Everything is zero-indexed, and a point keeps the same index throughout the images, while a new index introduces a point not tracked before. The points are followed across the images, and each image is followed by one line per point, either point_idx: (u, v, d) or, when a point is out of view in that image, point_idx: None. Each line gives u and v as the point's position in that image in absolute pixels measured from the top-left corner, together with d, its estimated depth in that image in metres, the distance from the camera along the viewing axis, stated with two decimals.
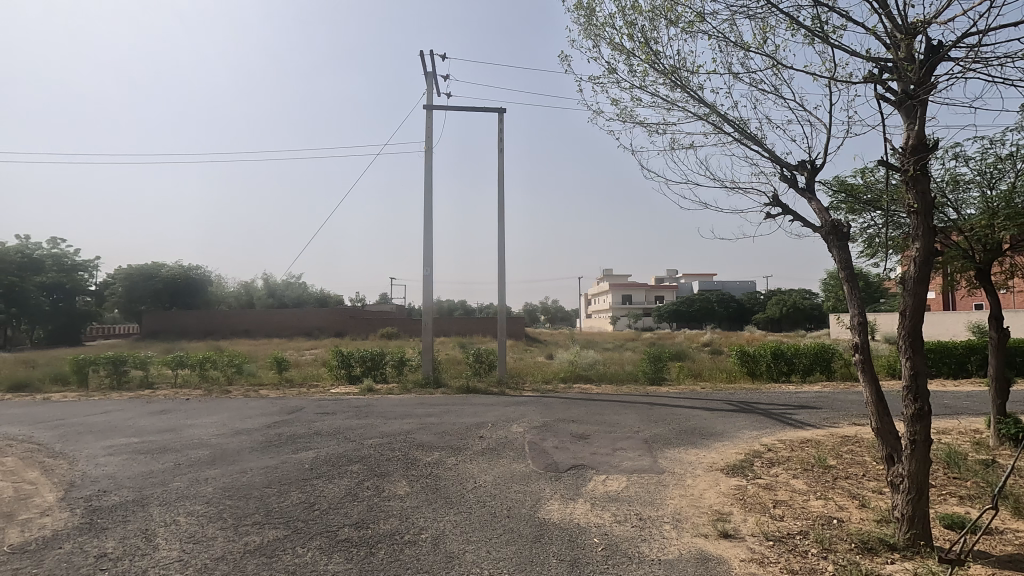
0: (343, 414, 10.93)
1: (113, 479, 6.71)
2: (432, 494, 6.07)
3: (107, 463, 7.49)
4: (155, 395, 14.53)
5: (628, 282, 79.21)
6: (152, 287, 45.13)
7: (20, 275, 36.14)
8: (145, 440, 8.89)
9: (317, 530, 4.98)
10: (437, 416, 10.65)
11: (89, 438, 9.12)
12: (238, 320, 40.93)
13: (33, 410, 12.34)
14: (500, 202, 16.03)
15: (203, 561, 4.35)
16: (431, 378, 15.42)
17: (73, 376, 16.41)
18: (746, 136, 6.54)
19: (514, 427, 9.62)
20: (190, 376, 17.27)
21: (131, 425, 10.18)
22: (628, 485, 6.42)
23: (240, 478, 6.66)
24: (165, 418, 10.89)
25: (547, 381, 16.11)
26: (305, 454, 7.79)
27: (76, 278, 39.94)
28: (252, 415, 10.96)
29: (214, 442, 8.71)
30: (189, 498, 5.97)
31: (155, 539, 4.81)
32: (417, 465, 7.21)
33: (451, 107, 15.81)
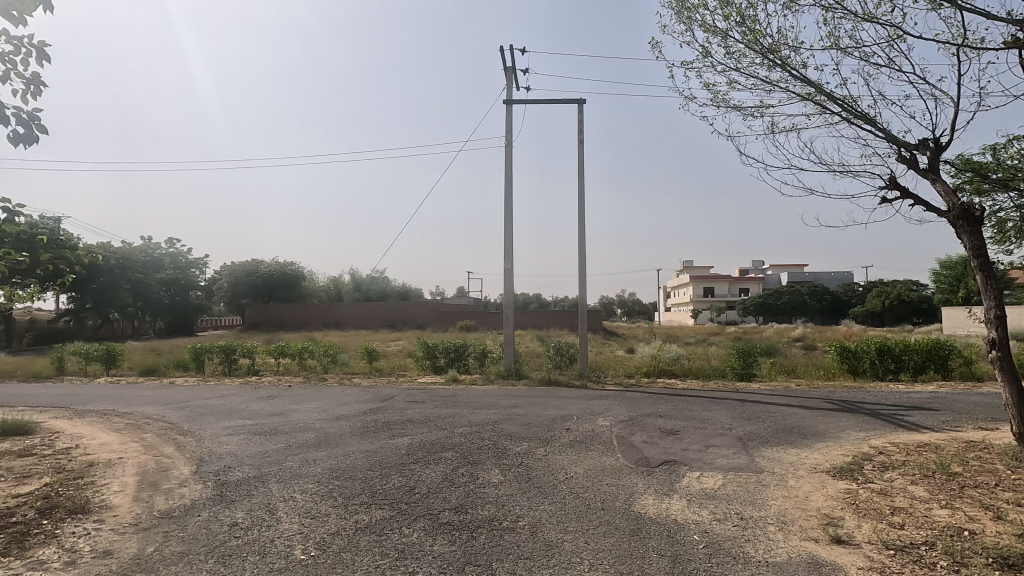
0: (432, 403, 11.38)
1: (235, 457, 7.39)
2: (525, 482, 6.18)
3: (229, 442, 8.25)
4: (261, 381, 15.79)
5: (710, 275, 76.00)
6: (253, 282, 49.84)
7: (146, 272, 40.40)
8: (257, 422, 9.70)
9: (420, 513, 5.23)
10: (522, 407, 10.83)
11: (211, 419, 10.09)
12: (328, 313, 43.44)
13: (162, 392, 13.79)
14: (581, 194, 15.98)
15: (321, 535, 4.69)
16: (513, 370, 15.66)
17: (192, 363, 18.20)
18: (856, 114, 6.10)
19: (599, 420, 9.59)
20: (290, 364, 18.57)
21: (245, 409, 11.14)
22: (724, 483, 6.21)
23: (345, 460, 7.11)
24: (273, 403, 11.81)
25: (629, 375, 15.90)
26: (401, 440, 8.18)
27: (190, 275, 44.18)
28: (350, 402, 11.63)
29: (318, 426, 9.36)
30: (302, 476, 6.46)
31: (278, 513, 5.25)
32: (507, 454, 7.36)
33: (531, 101, 15.89)
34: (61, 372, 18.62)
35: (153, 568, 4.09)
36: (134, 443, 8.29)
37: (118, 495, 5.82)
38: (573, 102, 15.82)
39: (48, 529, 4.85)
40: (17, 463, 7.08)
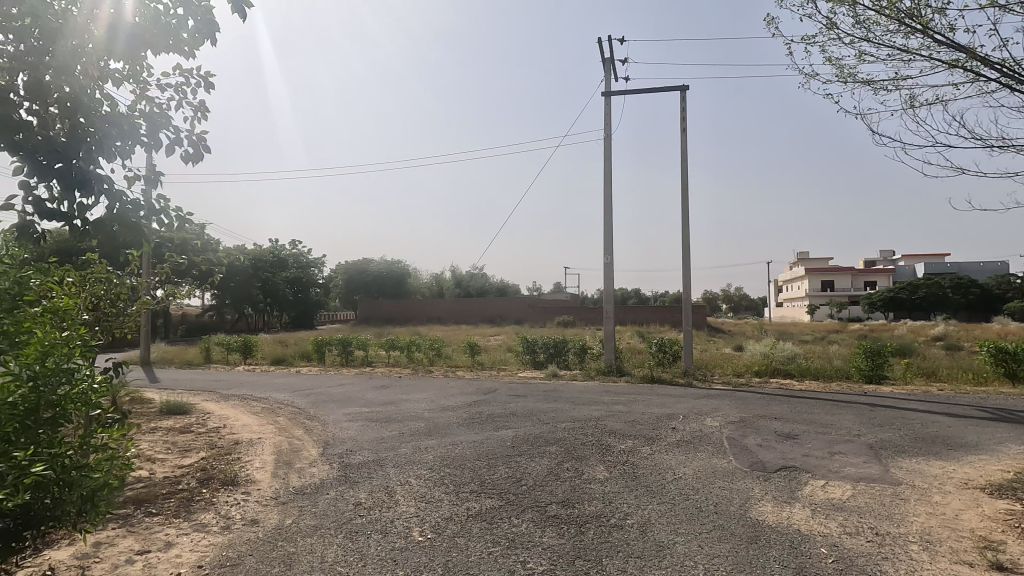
0: (534, 397, 11.53)
1: (355, 441, 7.99)
2: (631, 480, 6.09)
3: (349, 427, 8.93)
4: (374, 372, 16.90)
5: (829, 268, 69.66)
6: (364, 279, 53.39)
7: (273, 271, 44.69)
8: (373, 410, 10.40)
9: (528, 504, 5.33)
10: (624, 404, 10.65)
11: (333, 406, 10.98)
12: (431, 308, 45.42)
13: (290, 380, 15.24)
14: (684, 184, 15.33)
15: (436, 519, 4.93)
16: (613, 367, 15.42)
17: (314, 354, 19.91)
18: (1020, 79, 5.29)
19: (708, 420, 9.17)
20: (399, 357, 19.70)
21: (361, 397, 11.99)
22: (854, 494, 5.69)
23: (454, 450, 7.41)
24: (385, 392, 12.60)
25: (738, 374, 15.05)
26: (506, 432, 8.37)
27: (311, 274, 48.21)
28: (455, 394, 12.09)
29: (427, 415, 9.84)
30: (416, 463, 6.84)
31: (396, 495, 5.60)
32: (612, 451, 7.28)
33: (631, 91, 15.51)
34: (208, 360, 21.17)
35: (292, 538, 4.54)
36: (270, 425, 9.24)
37: (260, 471, 6.54)
38: (675, 89, 15.22)
39: (207, 497, 5.55)
40: (180, 438, 8.17)
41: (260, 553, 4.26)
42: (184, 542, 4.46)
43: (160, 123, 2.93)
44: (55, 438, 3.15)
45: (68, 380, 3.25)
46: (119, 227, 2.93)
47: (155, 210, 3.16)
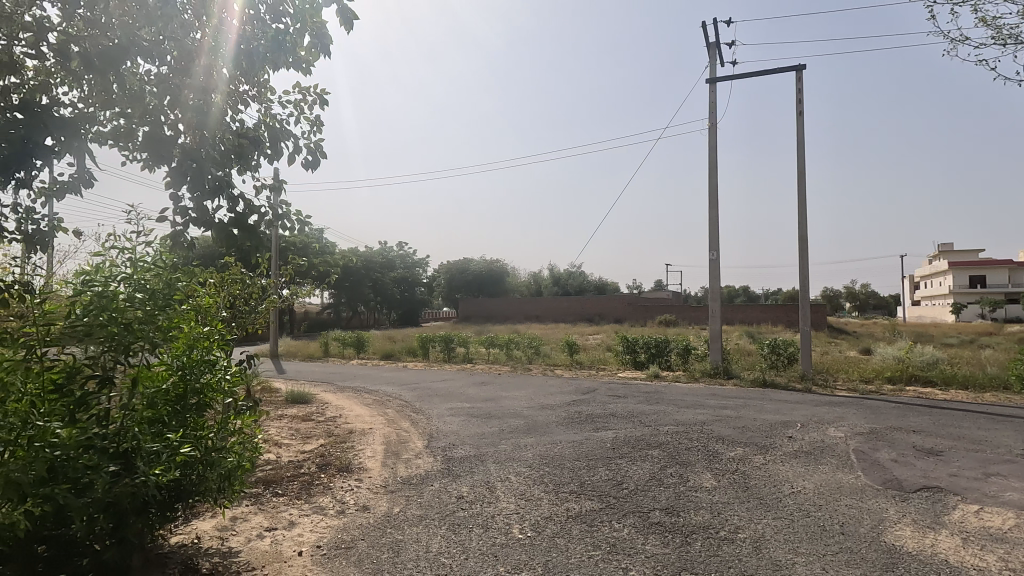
0: (634, 398, 11.20)
1: (457, 435, 8.23)
2: (743, 491, 5.70)
3: (451, 422, 9.23)
4: (475, 369, 17.37)
5: (980, 261, 60.89)
6: (465, 279, 55.15)
7: (382, 271, 47.54)
8: (474, 406, 10.67)
9: (629, 509, 5.16)
10: (733, 409, 10.02)
11: (437, 400, 11.42)
12: (529, 306, 45.87)
13: (398, 374, 16.09)
14: (801, 171, 14.12)
15: (536, 518, 4.93)
16: (721, 368, 14.58)
17: (420, 350, 20.87)
18: None
19: (830, 430, 8.36)
20: (499, 353, 20.09)
21: (463, 392, 12.36)
22: (1018, 524, 4.88)
23: (553, 448, 7.39)
24: (486, 388, 12.90)
25: (866, 380, 13.59)
26: (606, 433, 8.21)
27: (416, 273, 50.68)
28: (554, 393, 12.07)
29: (527, 413, 9.91)
30: (515, 460, 6.90)
31: (496, 491, 5.68)
32: (720, 458, 6.86)
33: (739, 76, 14.58)
34: (327, 354, 22.99)
35: (400, 526, 4.76)
36: (380, 416, 9.80)
37: (371, 460, 6.95)
38: (790, 69, 14.08)
39: (325, 481, 6.00)
40: (302, 426, 8.91)
41: (371, 538, 4.50)
42: (305, 522, 4.83)
43: (280, 134, 3.14)
44: (199, 421, 3.57)
45: (208, 370, 3.68)
46: (239, 231, 3.17)
47: (278, 215, 3.42)
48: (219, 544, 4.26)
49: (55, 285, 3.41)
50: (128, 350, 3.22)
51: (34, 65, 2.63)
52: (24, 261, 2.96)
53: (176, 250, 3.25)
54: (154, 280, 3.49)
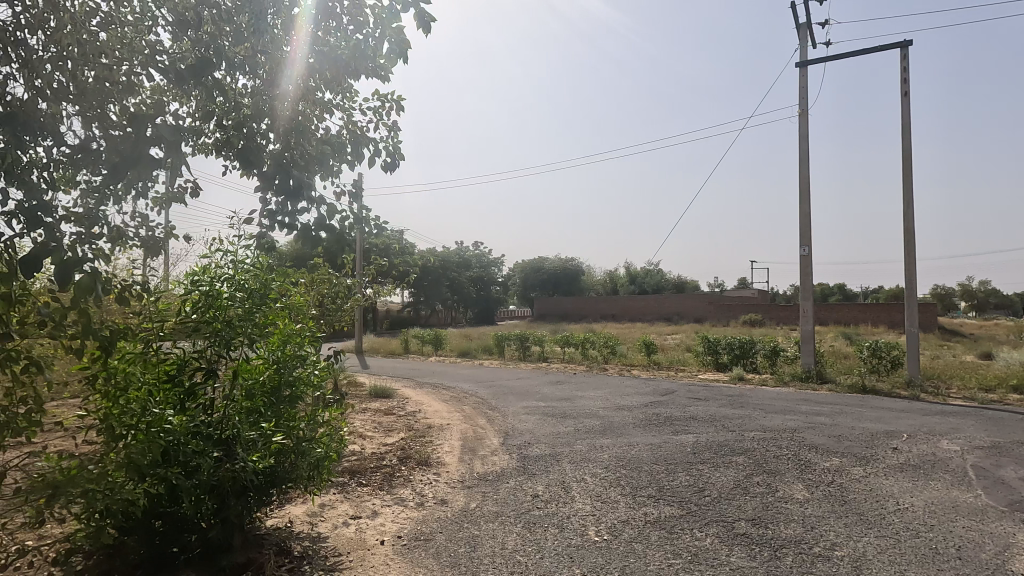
0: (717, 402, 10.71)
1: (532, 434, 8.24)
2: (839, 505, 5.27)
3: (527, 420, 9.26)
4: (550, 367, 17.35)
5: None
6: (540, 278, 55.27)
7: (459, 270, 48.65)
8: (549, 405, 10.65)
9: (712, 517, 4.93)
10: (827, 416, 9.32)
11: (512, 398, 11.51)
12: (605, 305, 45.18)
13: (474, 371, 16.40)
14: (907, 158, 12.88)
15: (612, 521, 4.82)
16: (813, 372, 13.62)
17: (496, 348, 21.15)
18: None
19: (943, 442, 7.56)
20: (575, 353, 19.94)
21: (538, 391, 12.38)
22: None
23: (630, 451, 7.22)
24: (561, 388, 12.84)
25: (987, 388, 12.17)
26: (686, 437, 7.90)
27: (491, 272, 51.42)
28: (631, 393, 11.78)
29: (603, 413, 9.75)
30: (591, 460, 6.80)
31: (571, 492, 5.63)
32: (813, 468, 6.40)
33: (833, 57, 13.55)
34: (407, 350, 23.87)
35: (477, 521, 4.83)
36: (457, 412, 10.02)
37: (449, 454, 7.11)
38: (893, 46, 12.89)
39: (406, 474, 6.21)
40: (384, 419, 9.29)
41: (449, 531, 4.60)
42: (387, 512, 5.02)
43: (361, 139, 3.26)
44: (291, 412, 3.76)
45: (300, 364, 3.89)
46: (326, 233, 3.32)
47: (360, 218, 3.56)
48: (309, 528, 4.53)
49: (168, 284, 3.71)
50: (230, 344, 3.52)
51: (151, 85, 2.89)
52: (142, 263, 3.20)
53: (270, 250, 3.41)
54: (250, 279, 3.72)
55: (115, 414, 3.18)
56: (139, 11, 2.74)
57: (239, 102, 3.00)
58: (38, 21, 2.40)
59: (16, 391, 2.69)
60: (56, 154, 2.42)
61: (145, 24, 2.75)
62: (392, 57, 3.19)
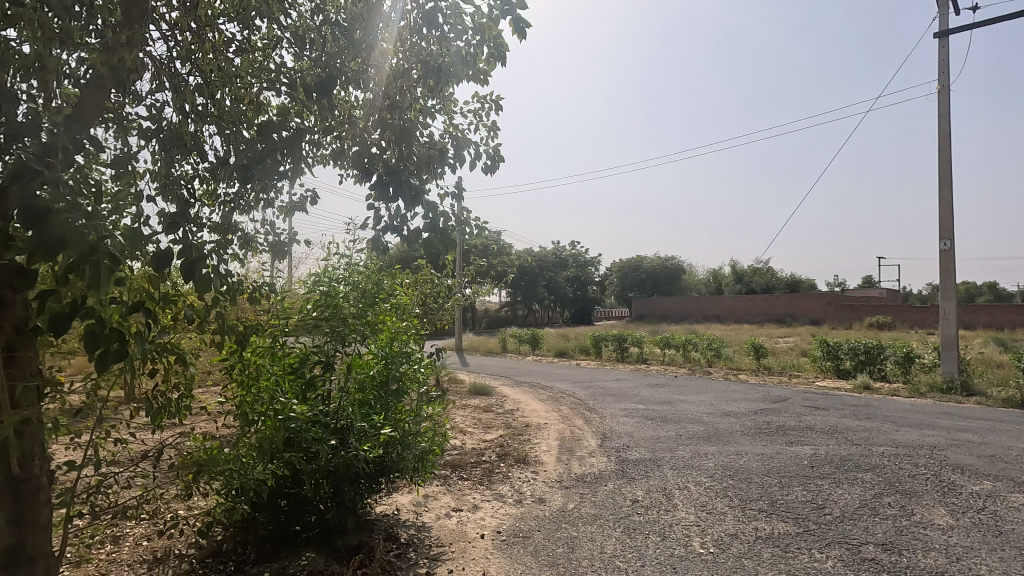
0: (838, 412, 9.78)
1: (632, 437, 8.04)
2: (993, 535, 4.59)
3: (625, 423, 9.04)
4: (649, 369, 16.82)
5: None
6: (638, 277, 53.84)
7: (556, 270, 48.67)
8: (649, 408, 10.33)
9: (833, 538, 4.50)
10: (976, 433, 8.17)
11: (610, 399, 11.31)
12: (709, 306, 43.00)
13: (571, 372, 16.31)
14: None
15: (719, 534, 4.57)
16: (957, 382, 12.01)
17: (592, 348, 20.89)
18: None
19: None
20: (676, 355, 19.16)
21: (638, 394, 12.05)
22: None
23: (738, 460, 6.80)
24: (661, 391, 12.40)
25: None
26: (802, 448, 7.30)
27: (588, 272, 50.91)
28: (738, 399, 11.08)
29: (707, 419, 9.28)
30: (695, 468, 6.49)
31: (674, 499, 5.41)
32: (958, 492, 5.63)
33: (981, 22, 11.87)
34: (505, 350, 24.30)
35: (575, 522, 4.80)
36: (554, 412, 10.01)
37: (547, 454, 7.13)
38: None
39: (504, 470, 6.32)
40: (483, 416, 9.52)
41: (547, 530, 4.61)
42: (487, 507, 5.13)
43: (463, 143, 3.36)
44: (398, 406, 3.98)
45: (406, 360, 4.10)
46: (431, 235, 3.47)
47: (461, 220, 3.67)
48: (415, 516, 4.75)
49: (292, 284, 4.07)
50: (345, 340, 3.82)
51: (277, 103, 3.14)
52: (270, 265, 3.52)
53: (380, 252, 3.62)
54: (363, 280, 3.99)
55: (248, 402, 3.51)
56: (267, 37, 2.99)
57: (352, 115, 3.18)
58: (185, 50, 2.69)
59: (170, 377, 3.08)
60: (201, 168, 2.73)
61: (271, 47, 3.00)
62: (491, 61, 3.25)
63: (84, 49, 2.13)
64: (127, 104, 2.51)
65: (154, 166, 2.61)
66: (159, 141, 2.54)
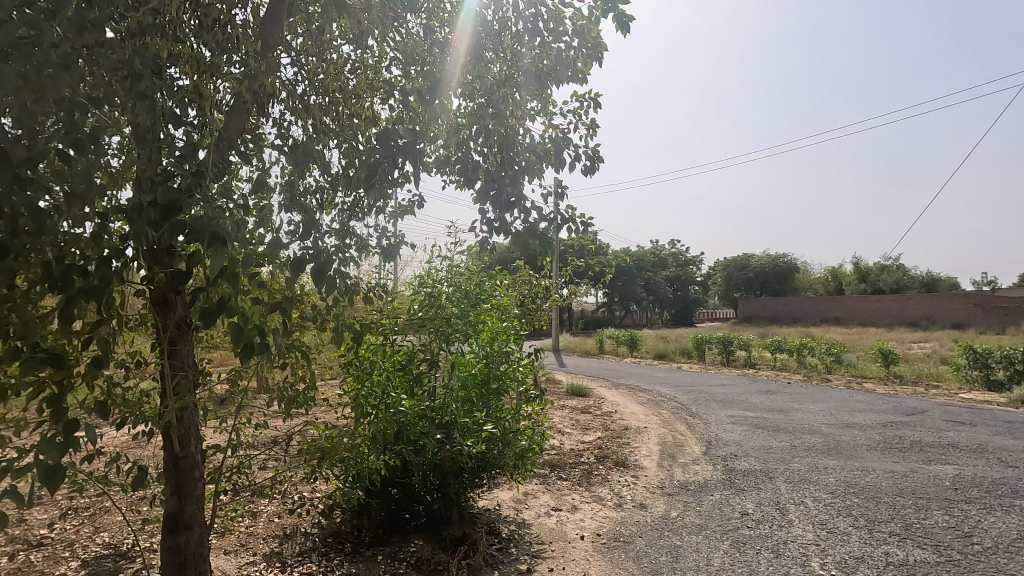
0: (989, 428, 8.57)
1: (740, 446, 7.60)
2: None
3: (732, 430, 8.57)
4: (759, 375, 15.78)
5: None
6: (745, 277, 50.70)
7: (655, 270, 47.15)
8: (759, 416, 9.69)
9: (984, 571, 3.96)
10: None
11: (715, 405, 10.77)
12: (827, 307, 39.49)
13: (672, 375, 15.75)
14: None
15: (842, 556, 4.19)
16: None
17: (695, 351, 20.00)
18: None
19: None
20: (789, 360, 17.81)
21: (746, 400, 11.37)
22: None
23: (864, 477, 6.18)
24: (773, 398, 11.60)
25: None
26: (943, 467, 6.48)
27: (689, 272, 48.75)
28: (864, 410, 10.07)
29: (826, 430, 8.54)
30: (813, 483, 5.99)
31: (788, 515, 5.04)
32: None
33: None
34: (602, 351, 23.97)
35: (678, 531, 4.63)
36: (655, 416, 9.73)
37: (648, 459, 6.95)
38: None
39: (603, 473, 6.24)
40: (581, 417, 9.47)
41: (649, 537, 4.49)
42: (587, 509, 5.11)
43: (563, 144, 3.36)
44: (498, 404, 4.08)
45: (506, 360, 4.19)
46: (532, 237, 3.52)
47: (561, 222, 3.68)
48: (515, 513, 4.84)
49: (400, 285, 4.31)
50: (448, 339, 3.98)
51: (388, 116, 3.34)
52: (381, 267, 3.76)
53: (481, 254, 3.73)
54: (465, 281, 4.14)
55: (363, 395, 3.77)
56: (379, 55, 3.19)
57: (457, 123, 3.30)
58: (309, 73, 2.94)
59: (297, 371, 3.39)
60: (323, 179, 2.97)
61: (382, 64, 3.20)
62: (590, 60, 3.23)
63: (229, 79, 2.41)
64: (262, 125, 2.80)
65: (285, 179, 2.88)
66: (290, 157, 2.82)
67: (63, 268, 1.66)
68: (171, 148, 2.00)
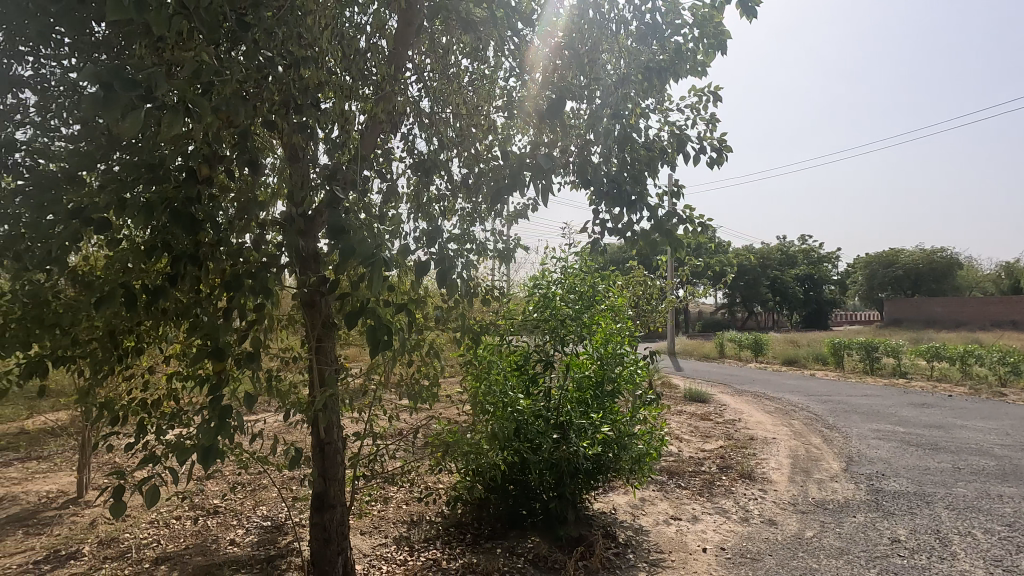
0: None
1: (888, 464, 6.78)
2: None
3: (878, 446, 7.67)
4: (912, 385, 13.91)
5: None
6: (892, 275, 45.01)
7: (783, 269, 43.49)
8: (912, 432, 8.57)
9: None
10: None
11: (857, 418, 9.69)
12: (1000, 309, 33.81)
13: (805, 383, 14.41)
14: None
15: None
16: None
17: (832, 357, 18.14)
18: None
19: None
20: (951, 369, 15.50)
21: (895, 413, 10.10)
22: None
23: None
24: (929, 412, 10.18)
25: None
26: None
27: (824, 270, 44.32)
28: None
29: (1001, 453, 7.33)
30: (983, 511, 5.19)
31: (951, 546, 4.41)
32: None
33: None
34: (724, 355, 22.56)
35: (814, 553, 4.25)
36: (785, 427, 8.98)
37: (777, 472, 6.46)
38: None
39: (726, 484, 5.91)
40: (701, 424, 9.03)
41: (780, 557, 4.17)
42: (709, 521, 4.86)
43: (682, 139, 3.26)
44: (614, 406, 4.03)
45: (621, 361, 4.12)
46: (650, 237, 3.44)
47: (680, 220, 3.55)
48: (633, 519, 4.75)
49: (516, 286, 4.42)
50: (563, 340, 4.01)
51: (504, 122, 3.44)
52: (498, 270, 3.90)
53: (595, 255, 3.72)
54: (579, 282, 4.15)
55: (481, 393, 3.93)
56: (494, 65, 3.31)
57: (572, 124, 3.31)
58: (433, 89, 3.12)
59: (423, 368, 3.62)
60: (445, 187, 3.14)
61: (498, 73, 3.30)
62: (710, 52, 3.11)
63: (364, 100, 2.64)
64: (391, 140, 3.02)
65: (412, 189, 3.10)
66: (416, 169, 3.02)
67: (235, 273, 1.90)
68: (319, 167, 2.24)
